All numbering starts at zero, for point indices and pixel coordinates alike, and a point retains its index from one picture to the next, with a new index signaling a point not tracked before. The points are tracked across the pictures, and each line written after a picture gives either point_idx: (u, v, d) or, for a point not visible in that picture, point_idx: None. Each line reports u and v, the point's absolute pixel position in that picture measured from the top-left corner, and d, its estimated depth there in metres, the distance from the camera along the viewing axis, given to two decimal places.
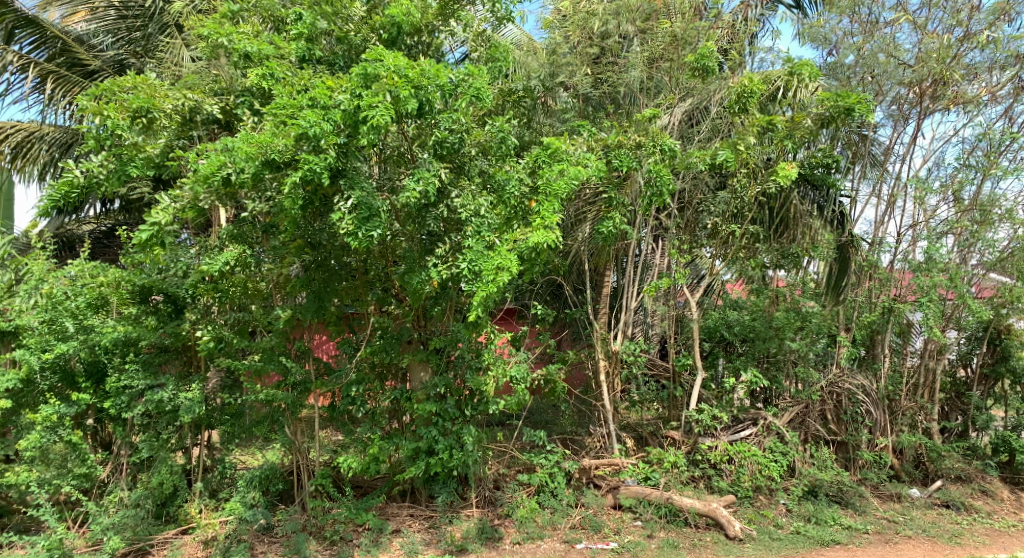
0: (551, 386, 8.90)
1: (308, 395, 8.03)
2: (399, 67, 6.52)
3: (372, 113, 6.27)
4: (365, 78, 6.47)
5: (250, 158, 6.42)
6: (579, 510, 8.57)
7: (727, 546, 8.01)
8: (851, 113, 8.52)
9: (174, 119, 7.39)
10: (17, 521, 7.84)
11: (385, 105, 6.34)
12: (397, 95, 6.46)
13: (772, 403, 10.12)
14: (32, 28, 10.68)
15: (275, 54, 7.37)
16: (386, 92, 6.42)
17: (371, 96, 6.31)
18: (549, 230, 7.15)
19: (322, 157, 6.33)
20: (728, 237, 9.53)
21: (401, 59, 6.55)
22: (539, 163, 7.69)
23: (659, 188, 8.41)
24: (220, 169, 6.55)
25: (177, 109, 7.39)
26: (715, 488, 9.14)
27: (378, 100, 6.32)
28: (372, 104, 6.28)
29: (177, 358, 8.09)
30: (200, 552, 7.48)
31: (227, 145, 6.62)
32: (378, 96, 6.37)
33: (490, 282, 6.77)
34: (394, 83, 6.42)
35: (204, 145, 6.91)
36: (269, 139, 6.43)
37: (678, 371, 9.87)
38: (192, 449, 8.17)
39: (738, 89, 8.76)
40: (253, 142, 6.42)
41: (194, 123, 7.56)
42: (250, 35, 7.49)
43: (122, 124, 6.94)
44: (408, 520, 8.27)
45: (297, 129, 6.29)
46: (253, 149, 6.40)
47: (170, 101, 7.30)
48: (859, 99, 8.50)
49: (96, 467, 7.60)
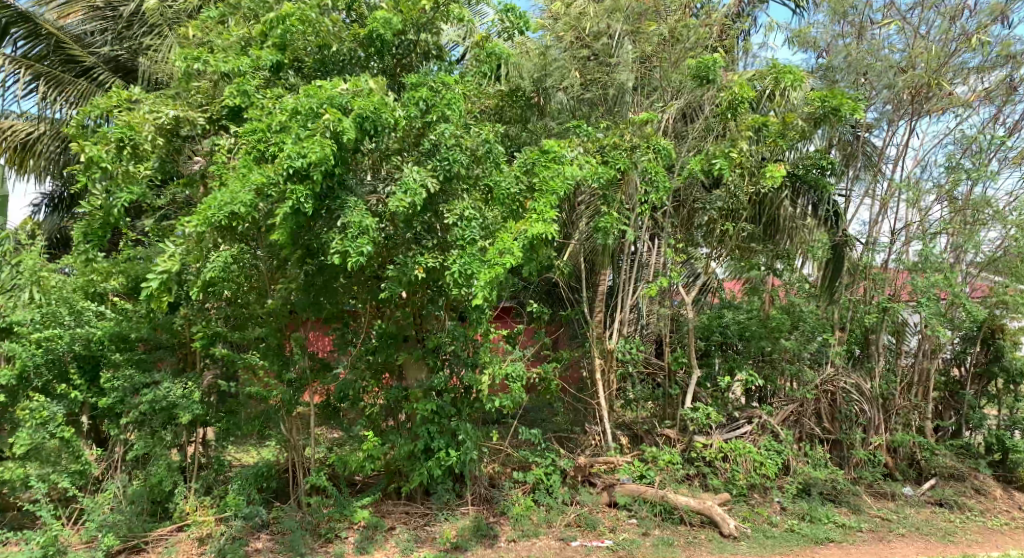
0: (546, 384, 8.89)
1: (303, 391, 8.02)
2: (336, 100, 6.56)
3: (309, 153, 6.28)
4: (307, 117, 6.45)
5: (242, 191, 6.45)
6: (574, 508, 8.60)
7: (721, 545, 8.05)
8: (840, 113, 8.64)
9: (158, 138, 7.33)
10: (12, 518, 7.82)
11: (325, 142, 6.35)
12: (335, 125, 6.41)
13: (766, 401, 10.17)
14: (26, 24, 10.53)
15: (250, 70, 7.27)
16: (325, 125, 6.40)
17: (313, 146, 6.30)
18: (547, 225, 7.25)
19: (308, 184, 6.44)
20: (723, 236, 9.70)
21: (327, 94, 6.53)
22: (530, 162, 7.73)
23: (656, 188, 8.47)
24: (221, 204, 6.41)
25: (161, 126, 7.35)
26: (710, 486, 9.19)
27: (316, 138, 6.34)
28: (310, 144, 6.31)
29: (173, 354, 8.05)
30: (195, 549, 7.47)
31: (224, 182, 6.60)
32: (317, 135, 6.38)
33: (495, 265, 6.91)
34: (330, 117, 6.39)
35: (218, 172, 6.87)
36: (265, 175, 6.44)
37: (674, 370, 9.89)
38: (187, 446, 8.16)
39: (728, 96, 8.80)
40: (249, 183, 6.43)
41: (176, 136, 7.52)
42: (238, 45, 7.61)
43: (106, 156, 6.96)
44: (403, 518, 8.29)
45: (285, 164, 6.33)
46: (244, 191, 6.45)
47: (150, 121, 7.22)
48: (847, 99, 8.62)
49: (91, 464, 7.58)
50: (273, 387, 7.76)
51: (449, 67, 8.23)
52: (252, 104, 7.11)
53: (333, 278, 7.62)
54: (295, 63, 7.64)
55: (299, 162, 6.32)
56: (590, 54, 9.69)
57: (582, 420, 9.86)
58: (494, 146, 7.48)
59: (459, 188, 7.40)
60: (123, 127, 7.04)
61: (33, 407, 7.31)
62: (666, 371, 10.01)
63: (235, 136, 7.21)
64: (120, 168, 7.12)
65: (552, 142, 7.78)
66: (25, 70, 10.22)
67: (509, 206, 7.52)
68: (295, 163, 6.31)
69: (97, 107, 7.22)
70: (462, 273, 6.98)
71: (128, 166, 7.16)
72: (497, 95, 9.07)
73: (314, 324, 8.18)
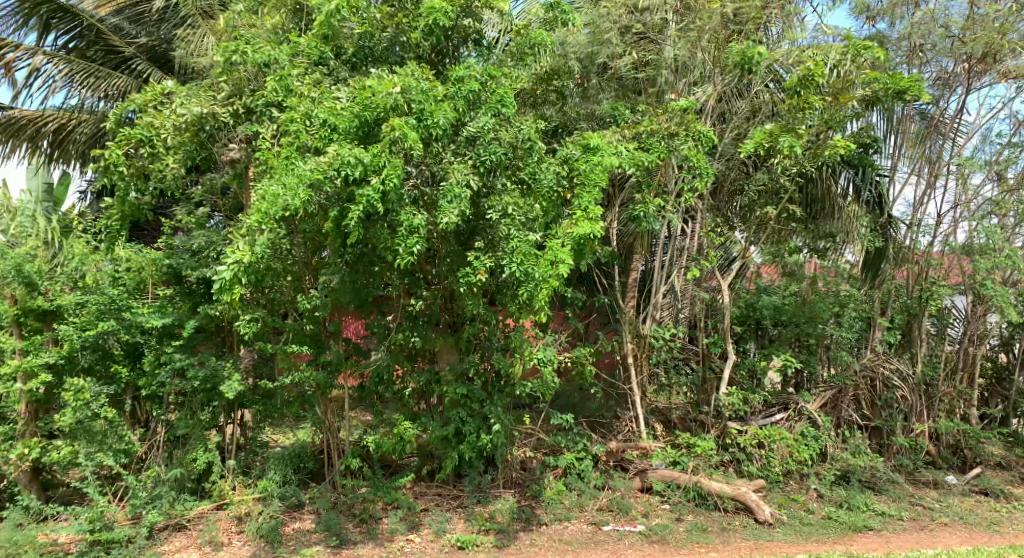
0: (578, 369, 8.73)
1: (338, 375, 8.04)
2: (392, 104, 6.61)
3: (379, 157, 6.45)
4: (363, 125, 6.64)
5: (299, 184, 6.49)
6: (607, 493, 8.60)
7: (756, 531, 8.01)
8: (902, 96, 8.32)
9: (183, 133, 7.52)
10: (62, 493, 8.14)
11: (394, 164, 6.46)
12: (403, 137, 6.48)
13: (803, 388, 9.91)
14: (67, 17, 10.73)
15: (287, 57, 7.47)
16: (390, 139, 6.50)
17: (374, 157, 6.43)
18: (594, 222, 7.24)
19: (374, 188, 6.44)
20: (765, 219, 9.42)
21: (380, 101, 6.58)
22: (572, 155, 7.70)
23: (699, 171, 8.43)
24: (280, 198, 6.48)
25: (186, 123, 7.50)
26: (745, 472, 9.07)
27: (382, 154, 6.47)
28: (380, 162, 6.42)
29: (212, 338, 8.31)
30: (235, 527, 7.71)
31: (286, 177, 6.62)
32: (382, 150, 6.49)
33: (550, 276, 6.91)
34: (398, 130, 6.46)
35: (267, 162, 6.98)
36: (320, 172, 6.49)
37: (709, 354, 9.68)
38: (226, 427, 8.39)
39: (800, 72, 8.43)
40: (304, 179, 6.49)
41: (205, 132, 7.65)
42: (269, 36, 7.75)
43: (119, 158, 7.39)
44: (436, 499, 8.37)
45: (336, 166, 6.43)
46: (301, 186, 6.49)
47: (173, 118, 7.45)
48: (912, 81, 8.25)
49: (134, 443, 7.81)
50: (309, 370, 7.86)
51: (488, 54, 8.15)
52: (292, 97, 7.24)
53: (370, 266, 7.64)
54: (336, 50, 7.73)
55: (359, 168, 6.40)
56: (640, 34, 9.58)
57: (615, 404, 9.68)
58: (532, 139, 7.39)
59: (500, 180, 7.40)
60: (140, 126, 7.38)
61: (76, 388, 7.39)
62: (700, 356, 9.71)
63: (274, 124, 7.33)
64: (136, 169, 7.55)
65: (595, 136, 7.66)
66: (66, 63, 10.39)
67: (547, 200, 7.50)
68: (355, 173, 6.43)
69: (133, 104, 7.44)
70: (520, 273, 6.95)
71: (145, 164, 7.56)
72: (533, 78, 8.73)
73: (349, 310, 8.16)
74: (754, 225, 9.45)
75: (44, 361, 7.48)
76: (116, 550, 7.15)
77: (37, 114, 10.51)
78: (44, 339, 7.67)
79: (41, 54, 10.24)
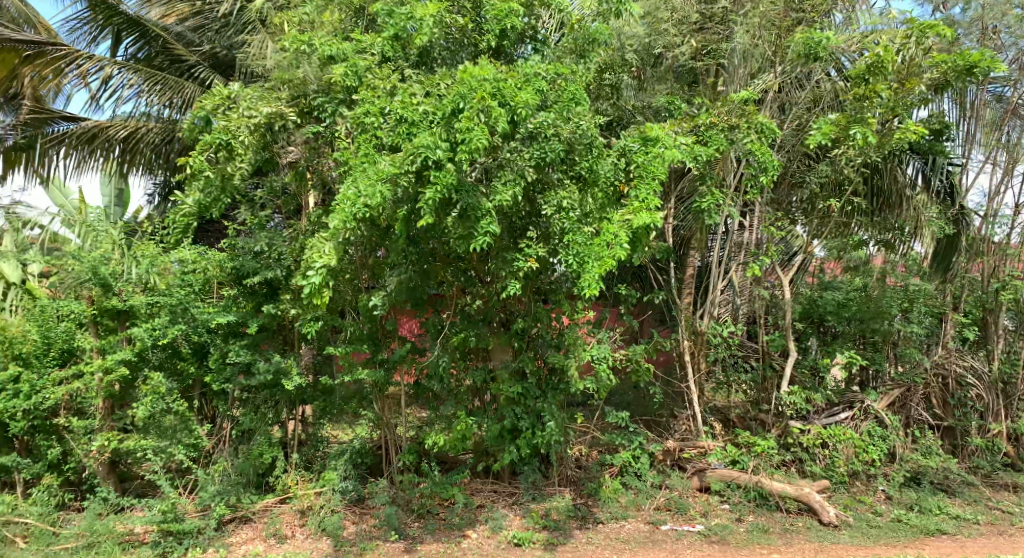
0: (634, 367, 8.67)
1: (395, 373, 8.18)
2: (483, 87, 6.69)
3: (469, 135, 6.43)
4: (455, 108, 6.64)
5: (378, 180, 6.63)
6: (664, 492, 8.50)
7: (821, 533, 7.81)
8: (974, 73, 7.91)
9: (255, 137, 7.67)
10: (136, 485, 8.44)
11: (480, 127, 6.50)
12: (488, 108, 6.62)
13: (869, 386, 9.60)
14: (136, 29, 11.18)
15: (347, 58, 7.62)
16: (478, 113, 6.57)
17: (464, 127, 6.47)
18: (652, 212, 7.22)
19: (450, 172, 6.42)
20: (826, 213, 9.22)
21: (474, 81, 6.67)
22: (631, 148, 7.61)
23: (763, 164, 8.20)
24: (358, 196, 6.58)
25: (257, 124, 7.62)
26: (808, 472, 8.83)
27: (473, 123, 6.49)
28: (469, 127, 6.46)
29: (274, 337, 8.49)
30: (299, 521, 7.92)
31: (367, 172, 6.75)
32: (471, 119, 6.52)
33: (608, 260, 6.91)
34: (486, 102, 6.59)
35: (348, 157, 7.14)
36: (396, 167, 6.60)
37: (769, 352, 9.42)
38: (288, 423, 8.62)
39: (869, 59, 8.14)
40: (383, 174, 6.61)
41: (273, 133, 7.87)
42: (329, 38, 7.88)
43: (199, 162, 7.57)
44: (493, 496, 8.43)
45: (417, 149, 6.44)
46: (381, 183, 6.62)
47: (245, 122, 7.53)
48: (983, 57, 7.85)
49: (203, 438, 8.11)
50: (366, 368, 8.02)
51: (544, 48, 8.13)
52: (363, 85, 7.46)
53: (425, 266, 7.79)
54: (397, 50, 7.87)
55: (435, 155, 6.44)
56: (701, 25, 9.39)
57: (672, 403, 9.54)
58: (592, 133, 7.28)
59: (557, 176, 7.35)
60: (217, 131, 7.44)
61: (153, 383, 7.81)
62: (760, 353, 9.50)
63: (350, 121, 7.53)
64: (219, 171, 7.65)
65: (654, 128, 7.62)
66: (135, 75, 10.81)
67: (605, 192, 7.38)
68: (434, 154, 6.43)
69: (201, 108, 7.67)
70: (575, 261, 7.05)
71: (226, 169, 7.64)
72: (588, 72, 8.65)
73: (404, 308, 8.25)
74: (816, 219, 9.22)
75: (119, 358, 7.80)
76: (187, 541, 7.48)
77: (109, 123, 10.90)
78: (118, 338, 8.02)
79: (111, 65, 10.70)
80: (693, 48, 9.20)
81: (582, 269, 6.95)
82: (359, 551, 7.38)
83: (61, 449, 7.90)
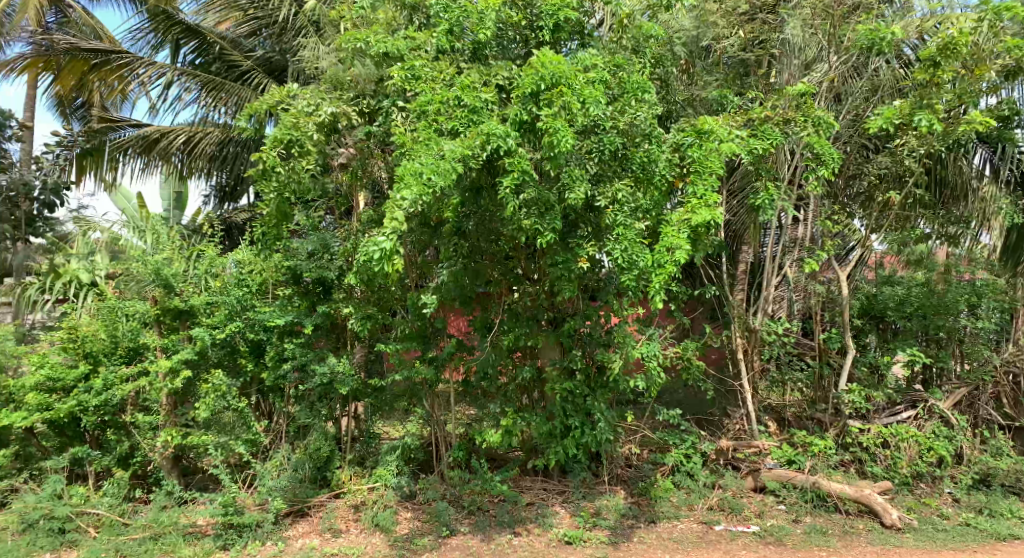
0: (686, 365, 8.54)
1: (444, 370, 8.25)
2: (566, 77, 6.68)
3: (553, 128, 6.53)
4: (531, 97, 6.72)
5: (448, 159, 6.56)
6: (718, 492, 8.36)
7: (884, 536, 7.57)
8: None
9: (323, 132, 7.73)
10: (199, 479, 8.74)
11: (565, 125, 6.58)
12: (567, 104, 6.64)
13: (933, 384, 9.25)
14: (194, 38, 11.63)
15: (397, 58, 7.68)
16: (559, 108, 6.64)
17: (549, 119, 6.57)
18: (711, 210, 7.10)
19: (521, 163, 6.60)
20: (886, 206, 8.89)
21: (560, 71, 6.66)
22: (684, 142, 7.44)
23: (824, 157, 7.94)
24: (420, 174, 6.52)
25: (323, 122, 7.69)
26: (868, 473, 8.57)
27: (559, 119, 6.56)
28: (554, 124, 6.54)
29: (328, 336, 8.63)
30: (353, 516, 8.06)
31: (441, 151, 6.65)
32: (554, 115, 6.61)
33: (665, 261, 6.83)
34: (566, 97, 6.61)
35: (404, 140, 7.07)
36: (467, 148, 6.58)
37: (826, 349, 9.15)
38: (342, 419, 8.78)
39: (940, 41, 7.73)
40: (455, 154, 6.56)
41: (339, 130, 7.88)
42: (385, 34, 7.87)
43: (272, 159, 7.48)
44: (542, 494, 8.41)
45: (494, 141, 6.57)
46: (451, 161, 6.55)
47: (311, 120, 7.61)
48: None
49: (261, 434, 8.34)
50: (417, 366, 8.11)
51: (591, 44, 8.03)
52: (420, 78, 7.39)
53: (474, 264, 7.83)
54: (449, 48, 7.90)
55: (507, 145, 6.60)
56: (751, 13, 9.27)
57: (725, 401, 9.39)
58: (648, 124, 7.29)
59: (610, 171, 7.31)
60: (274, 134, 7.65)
61: (213, 381, 8.04)
62: (817, 351, 9.23)
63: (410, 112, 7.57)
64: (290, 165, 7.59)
65: (708, 120, 7.38)
66: (193, 81, 11.26)
67: (659, 188, 7.31)
68: (505, 144, 6.60)
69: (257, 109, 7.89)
70: (625, 259, 6.97)
71: (295, 164, 7.59)
72: None
73: (453, 306, 8.30)
74: (875, 212, 8.88)
75: (181, 357, 8.02)
76: (247, 533, 7.67)
77: (169, 129, 11.31)
78: (181, 336, 8.30)
79: (170, 71, 11.14)
80: (740, 40, 9.10)
81: (632, 270, 6.91)
82: (412, 546, 7.47)
83: (128, 443, 8.21)
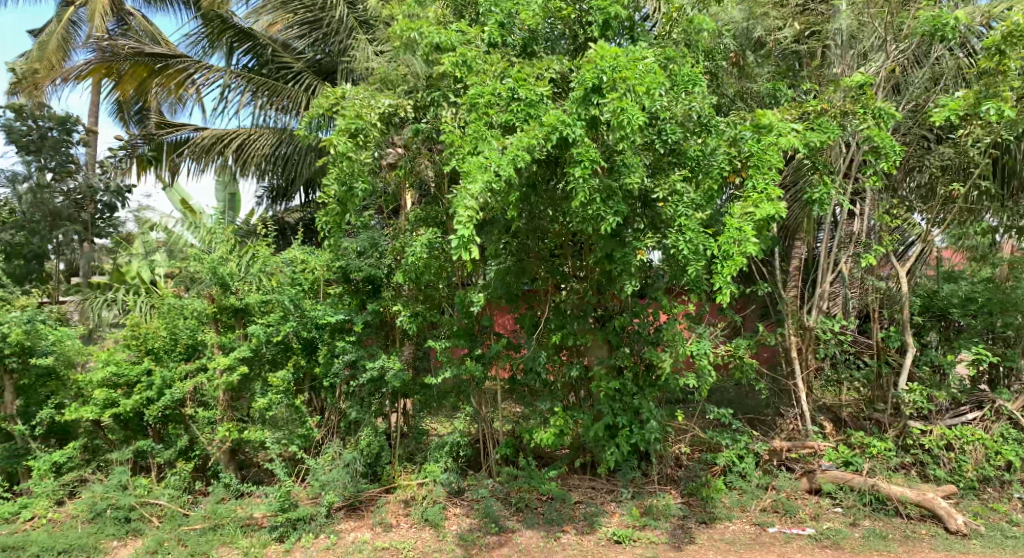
0: (737, 363, 8.37)
1: (491, 368, 8.27)
2: (627, 65, 6.47)
3: (619, 116, 6.35)
4: (594, 88, 6.52)
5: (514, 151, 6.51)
6: (772, 493, 8.17)
7: (948, 542, 7.28)
8: None
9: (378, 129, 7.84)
10: (255, 472, 8.93)
11: (634, 109, 6.36)
12: (631, 88, 6.42)
13: (1001, 384, 8.85)
14: (248, 40, 11.91)
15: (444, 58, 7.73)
16: (624, 93, 6.42)
17: (615, 109, 6.36)
18: (773, 203, 6.88)
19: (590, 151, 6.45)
20: (949, 198, 8.58)
21: (623, 59, 6.46)
22: (742, 136, 7.20)
23: (882, 149, 7.56)
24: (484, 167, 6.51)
25: (380, 115, 7.80)
26: (931, 476, 8.26)
27: (627, 103, 6.35)
28: (620, 109, 6.34)
29: (378, 333, 8.74)
30: (404, 511, 8.15)
31: (506, 145, 6.62)
32: (618, 101, 6.38)
33: (731, 255, 6.64)
34: (627, 82, 6.42)
35: (449, 138, 7.13)
36: (529, 139, 6.55)
37: (885, 348, 8.84)
38: (392, 415, 8.88)
39: (1005, 27, 7.39)
40: (518, 145, 6.52)
41: (389, 128, 8.03)
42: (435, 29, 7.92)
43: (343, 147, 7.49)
44: (591, 492, 8.36)
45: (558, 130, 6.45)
46: (512, 156, 6.49)
47: (373, 113, 7.66)
48: None
49: (313, 429, 8.50)
50: (465, 363, 8.15)
51: (641, 40, 7.84)
52: (470, 72, 7.40)
53: (521, 262, 7.82)
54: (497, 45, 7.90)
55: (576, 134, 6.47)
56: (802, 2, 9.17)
57: (778, 401, 9.18)
58: (705, 115, 7.13)
59: (663, 165, 7.17)
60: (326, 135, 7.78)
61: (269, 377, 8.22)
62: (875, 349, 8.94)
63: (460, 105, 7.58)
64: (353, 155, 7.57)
65: (766, 114, 7.20)
66: (248, 84, 11.56)
67: (716, 182, 7.12)
68: (572, 132, 6.55)
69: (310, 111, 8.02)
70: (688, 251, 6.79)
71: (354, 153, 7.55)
72: None
73: (500, 304, 8.31)
74: (937, 205, 8.58)
75: (237, 353, 8.22)
76: (301, 526, 7.82)
77: (225, 132, 11.78)
78: (237, 334, 8.51)
79: (226, 75, 11.49)
80: (795, 31, 8.98)
81: (693, 265, 6.74)
82: (461, 542, 7.51)
83: (188, 436, 8.46)
